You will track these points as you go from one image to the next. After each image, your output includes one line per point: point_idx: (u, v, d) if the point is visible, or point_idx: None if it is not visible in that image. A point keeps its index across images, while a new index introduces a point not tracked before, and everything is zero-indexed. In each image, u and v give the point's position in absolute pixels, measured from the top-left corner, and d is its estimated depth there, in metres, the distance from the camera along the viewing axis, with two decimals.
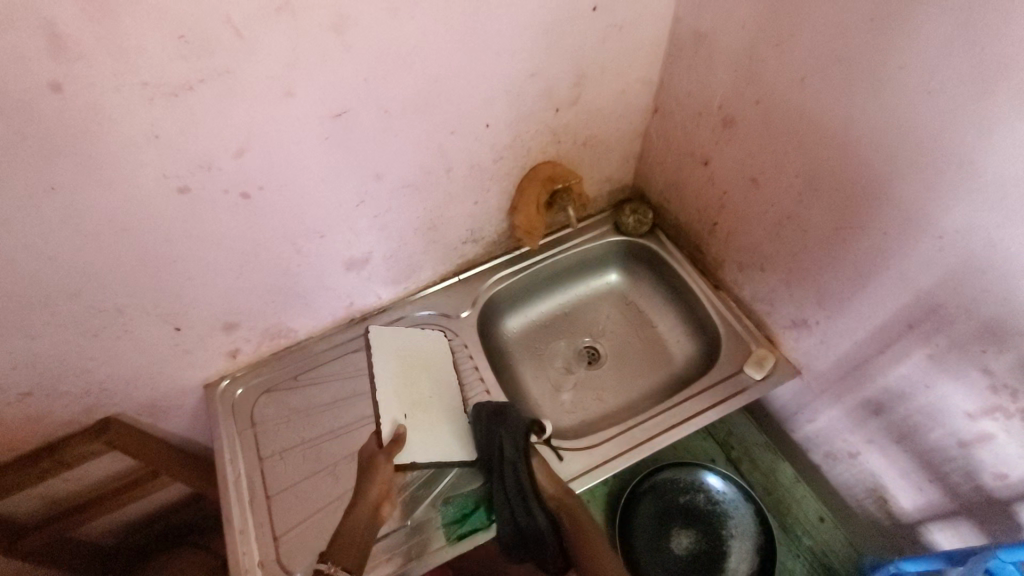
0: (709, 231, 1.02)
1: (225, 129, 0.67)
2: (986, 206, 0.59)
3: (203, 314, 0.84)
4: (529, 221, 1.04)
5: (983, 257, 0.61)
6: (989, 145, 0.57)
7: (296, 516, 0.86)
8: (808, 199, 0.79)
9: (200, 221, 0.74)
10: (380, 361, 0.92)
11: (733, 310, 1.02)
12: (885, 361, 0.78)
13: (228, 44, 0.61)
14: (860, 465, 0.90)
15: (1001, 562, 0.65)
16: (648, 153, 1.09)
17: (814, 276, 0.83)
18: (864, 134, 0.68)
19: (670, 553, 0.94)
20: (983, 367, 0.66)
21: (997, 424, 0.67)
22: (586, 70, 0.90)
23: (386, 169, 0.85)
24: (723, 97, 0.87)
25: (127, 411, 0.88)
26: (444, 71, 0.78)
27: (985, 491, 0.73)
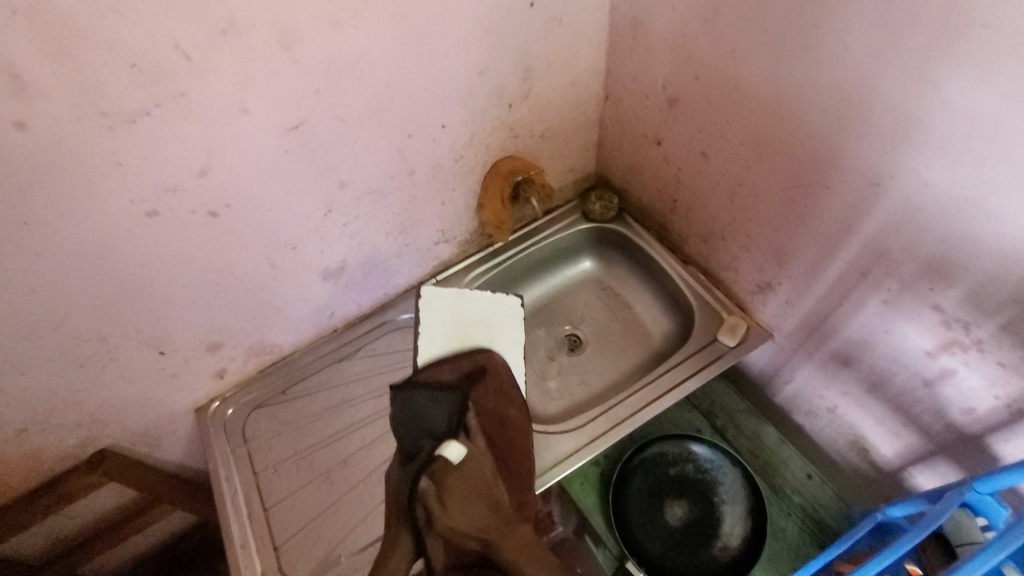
0: (671, 208, 1.03)
1: (186, 153, 0.68)
2: (917, 148, 0.59)
3: (187, 337, 0.87)
4: (497, 215, 1.06)
5: (919, 199, 0.62)
6: (916, 87, 0.56)
7: (295, 524, 0.91)
8: (754, 164, 0.79)
9: (173, 244, 0.75)
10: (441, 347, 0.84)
11: (702, 282, 1.03)
12: (844, 313, 0.78)
13: (181, 68, 0.62)
14: (839, 419, 0.91)
15: (979, 493, 0.65)
16: (606, 140, 1.10)
17: (771, 240, 0.83)
18: (795, 94, 0.68)
19: (666, 525, 0.94)
20: (934, 304, 0.67)
21: (957, 359, 0.68)
22: (532, 65, 0.90)
23: (351, 177, 0.85)
24: (666, 78, 0.86)
25: (121, 441, 0.93)
26: (395, 77, 0.78)
27: (956, 427, 0.73)
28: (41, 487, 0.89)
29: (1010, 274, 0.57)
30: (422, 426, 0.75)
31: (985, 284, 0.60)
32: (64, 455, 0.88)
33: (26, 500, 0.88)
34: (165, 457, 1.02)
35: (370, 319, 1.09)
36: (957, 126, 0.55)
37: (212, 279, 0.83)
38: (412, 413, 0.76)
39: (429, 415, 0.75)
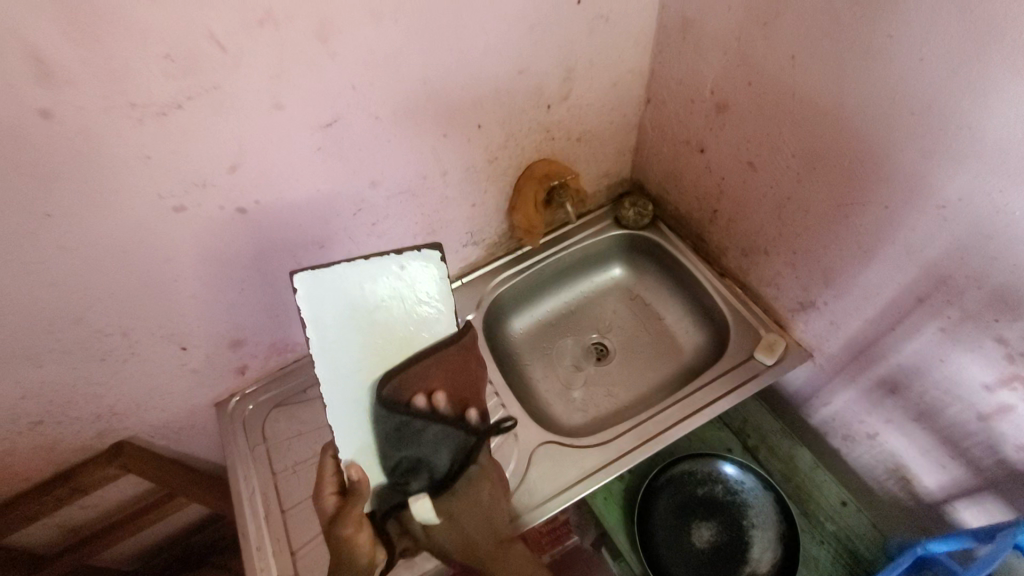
0: (710, 218, 0.99)
1: (217, 148, 0.66)
2: (989, 171, 0.55)
3: (208, 333, 0.86)
4: (529, 219, 1.02)
5: (989, 226, 0.58)
6: (996, 106, 0.52)
7: (312, 527, 0.89)
8: (807, 179, 0.75)
9: (199, 238, 0.73)
10: (327, 347, 0.65)
11: (740, 296, 1.00)
12: (896, 338, 0.74)
13: (214, 60, 0.59)
14: (879, 446, 0.87)
15: None
16: (644, 145, 1.06)
17: (818, 257, 0.80)
18: (857, 106, 0.64)
19: (691, 547, 0.91)
20: (997, 336, 0.62)
21: (1017, 395, 0.64)
22: (575, 65, 0.87)
23: (382, 176, 0.82)
24: (715, 83, 0.82)
25: (139, 434, 0.92)
26: (433, 75, 0.75)
27: (1009, 465, 0.69)
28: (54, 477, 0.88)
29: None
30: (411, 459, 0.72)
31: None
32: (81, 446, 0.87)
33: (41, 489, 0.87)
34: (182, 450, 1.01)
35: None
36: None
37: (236, 275, 0.81)
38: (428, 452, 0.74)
39: (438, 455, 0.75)
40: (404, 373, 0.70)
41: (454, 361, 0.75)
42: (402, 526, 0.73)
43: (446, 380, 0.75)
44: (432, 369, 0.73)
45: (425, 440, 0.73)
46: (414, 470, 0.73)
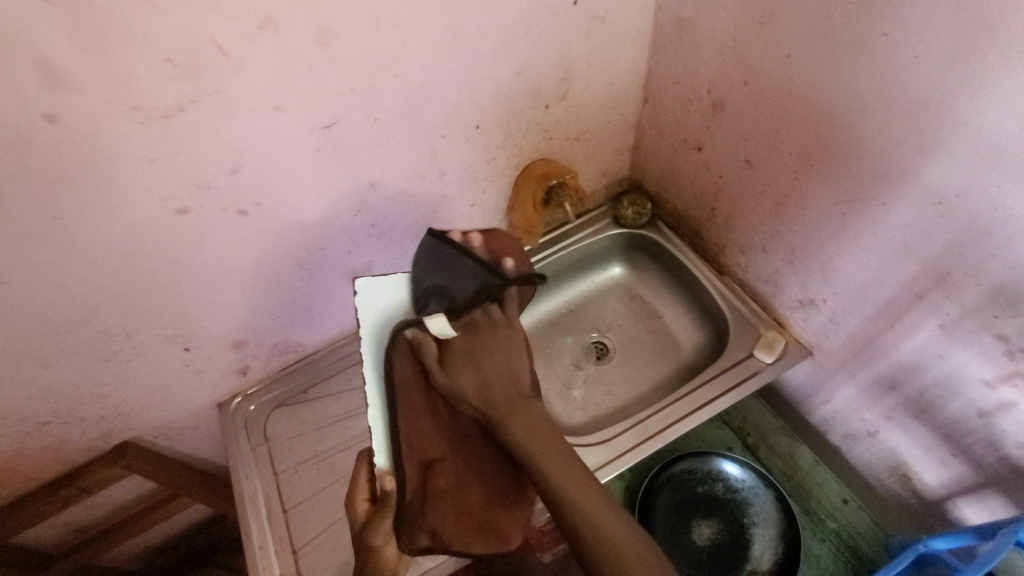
0: (708, 217, 0.99)
1: (218, 150, 0.67)
2: (986, 168, 0.55)
3: (211, 334, 0.86)
4: (528, 219, 1.03)
5: (987, 222, 0.58)
6: (991, 102, 0.52)
7: (315, 526, 0.90)
8: (805, 177, 0.75)
9: (201, 240, 0.74)
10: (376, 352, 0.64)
11: (739, 294, 1.00)
12: (895, 335, 0.74)
13: (215, 64, 0.60)
14: (880, 443, 0.86)
15: None
16: (642, 144, 1.06)
17: (817, 254, 0.80)
18: (853, 103, 0.64)
19: (692, 545, 0.91)
20: (997, 332, 0.62)
21: (1017, 391, 0.64)
22: (572, 65, 0.87)
23: (382, 177, 0.83)
24: (712, 81, 0.83)
25: (143, 434, 0.93)
26: (431, 77, 0.75)
27: (1011, 462, 0.69)
28: (60, 478, 0.89)
29: None
30: (440, 277, 0.69)
31: None
32: (86, 446, 0.88)
33: (47, 489, 0.88)
34: (186, 451, 1.02)
35: None
36: None
37: (238, 277, 0.81)
38: (454, 276, 0.70)
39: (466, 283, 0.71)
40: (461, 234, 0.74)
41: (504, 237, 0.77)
42: (417, 363, 0.66)
43: (504, 241, 0.77)
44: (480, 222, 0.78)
45: (456, 263, 0.70)
46: (439, 289, 0.69)
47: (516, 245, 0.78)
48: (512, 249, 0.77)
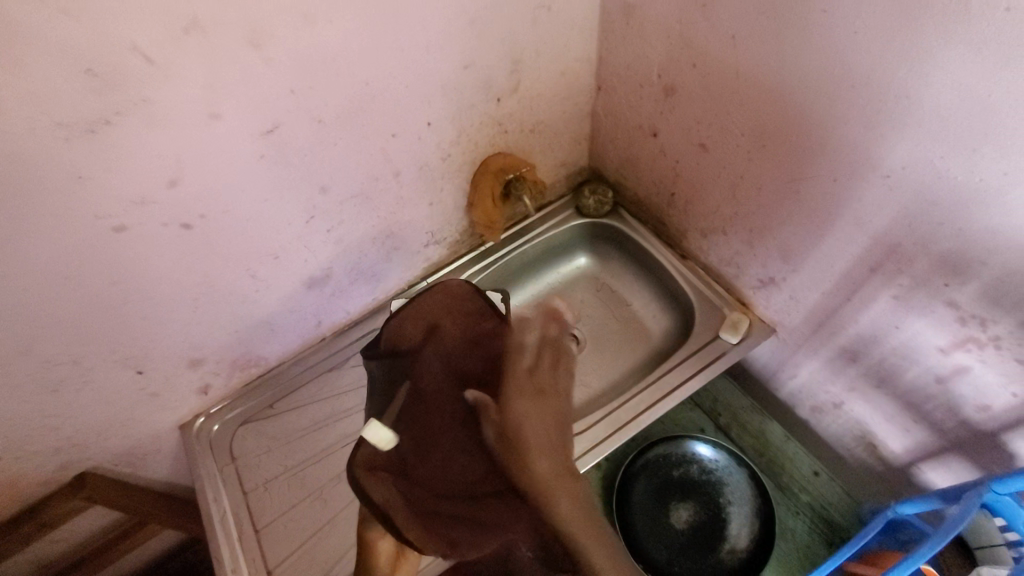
0: (668, 202, 0.99)
1: (153, 163, 0.63)
2: (929, 139, 0.56)
3: (165, 354, 0.83)
4: (488, 215, 1.01)
5: (933, 193, 0.58)
6: (927, 74, 0.53)
7: (290, 544, 0.87)
8: (757, 157, 0.75)
9: (145, 258, 0.70)
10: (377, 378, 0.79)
11: (703, 277, 1.01)
12: (852, 308, 0.75)
13: (142, 72, 0.57)
14: (845, 414, 0.88)
15: (997, 495, 0.60)
16: (599, 133, 1.06)
17: (774, 233, 0.80)
18: (799, 81, 0.65)
19: (671, 529, 0.92)
20: (948, 300, 0.63)
21: (971, 356, 0.65)
22: (521, 56, 0.86)
23: (333, 180, 0.80)
24: (662, 66, 0.82)
25: (103, 463, 0.89)
26: (375, 74, 0.73)
27: (970, 425, 0.70)
28: (16, 516, 0.85)
29: None
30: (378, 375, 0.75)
31: (1005, 279, 0.56)
32: (41, 481, 0.84)
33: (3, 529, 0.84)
34: (151, 476, 0.98)
35: (359, 326, 1.05)
36: (975, 117, 0.51)
37: (190, 293, 0.78)
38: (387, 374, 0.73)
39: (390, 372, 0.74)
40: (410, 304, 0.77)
41: (435, 298, 0.77)
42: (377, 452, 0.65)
43: (438, 313, 0.76)
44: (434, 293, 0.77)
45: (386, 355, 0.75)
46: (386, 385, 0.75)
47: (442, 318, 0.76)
48: (451, 313, 0.76)
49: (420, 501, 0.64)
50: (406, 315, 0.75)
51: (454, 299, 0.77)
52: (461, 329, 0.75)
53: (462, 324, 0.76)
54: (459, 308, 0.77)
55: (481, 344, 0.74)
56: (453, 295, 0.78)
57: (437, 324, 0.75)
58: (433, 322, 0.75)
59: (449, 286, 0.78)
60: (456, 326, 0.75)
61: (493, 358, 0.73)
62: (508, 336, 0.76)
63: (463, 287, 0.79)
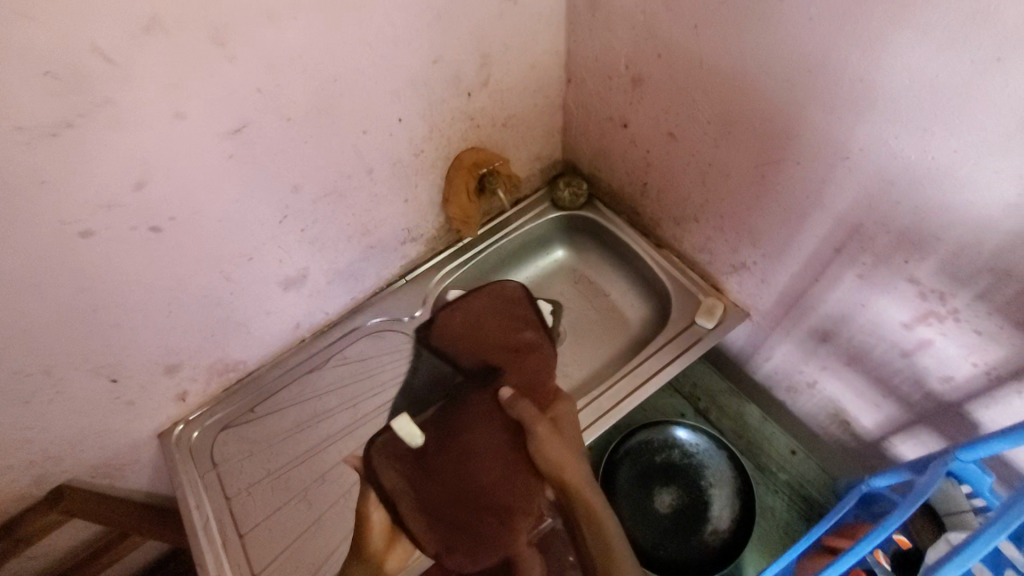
0: (641, 192, 1.01)
1: (118, 165, 0.62)
2: (883, 120, 0.57)
3: (139, 361, 0.81)
4: (464, 210, 1.02)
5: (889, 172, 0.60)
6: (879, 57, 0.54)
7: (275, 547, 0.87)
8: (723, 144, 0.77)
9: (114, 263, 0.69)
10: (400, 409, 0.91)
11: (678, 264, 1.02)
12: (820, 288, 0.77)
13: (102, 73, 0.56)
14: (819, 393, 0.90)
15: (962, 463, 0.61)
16: (571, 125, 1.07)
17: (743, 218, 0.82)
18: (759, 68, 0.66)
19: (655, 514, 0.94)
20: (909, 276, 0.65)
21: (933, 330, 0.66)
22: (490, 50, 0.86)
23: (304, 179, 0.80)
24: (629, 57, 0.83)
25: (80, 475, 0.87)
26: (343, 70, 0.73)
27: (935, 397, 0.72)
28: None
29: (985, 241, 0.56)
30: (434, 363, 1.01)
31: (960, 253, 0.58)
32: (15, 497, 0.82)
33: None
34: (130, 487, 0.97)
35: (339, 325, 1.05)
36: (925, 97, 0.53)
37: (162, 298, 0.77)
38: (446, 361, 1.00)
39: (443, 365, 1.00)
40: (462, 298, 1.07)
41: (483, 300, 1.06)
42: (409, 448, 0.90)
43: (487, 315, 1.05)
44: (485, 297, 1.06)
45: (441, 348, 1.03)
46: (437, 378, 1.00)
47: (491, 323, 1.03)
48: (495, 314, 1.05)
49: (427, 495, 0.86)
50: (456, 307, 1.05)
51: (504, 304, 1.06)
52: (501, 330, 1.03)
53: (502, 325, 1.04)
54: (507, 311, 1.06)
55: (518, 347, 1.01)
56: (502, 299, 1.07)
57: (482, 321, 1.04)
58: (478, 320, 1.04)
59: (500, 290, 1.08)
60: (497, 325, 1.03)
61: (524, 361, 0.99)
62: (543, 344, 1.03)
63: (519, 291, 1.08)
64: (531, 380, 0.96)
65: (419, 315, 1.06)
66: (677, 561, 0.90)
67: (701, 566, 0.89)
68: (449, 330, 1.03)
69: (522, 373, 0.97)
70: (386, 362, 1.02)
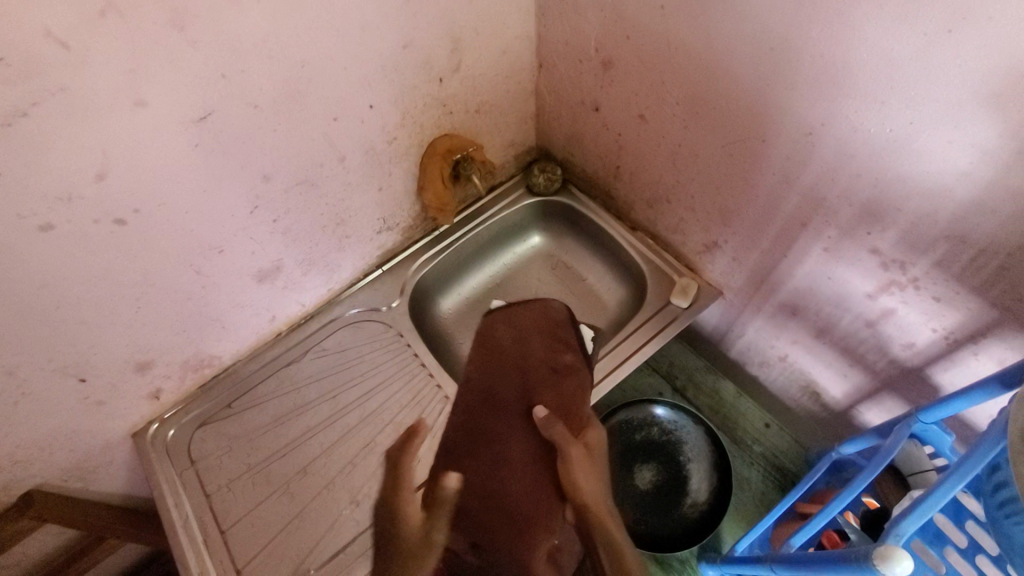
0: (614, 175, 1.02)
1: (78, 155, 0.60)
2: (844, 96, 0.59)
3: (109, 359, 0.79)
4: (439, 197, 1.01)
5: (851, 146, 0.62)
6: (838, 33, 0.56)
7: (256, 543, 0.86)
8: (692, 125, 0.78)
9: (77, 257, 0.67)
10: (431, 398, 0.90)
11: (652, 246, 1.04)
12: (789, 264, 0.80)
13: (56, 58, 0.54)
14: (790, 366, 0.93)
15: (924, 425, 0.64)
16: (543, 111, 1.07)
17: (713, 197, 0.84)
18: (725, 47, 0.67)
19: (636, 490, 0.96)
20: (871, 248, 0.67)
21: (895, 299, 0.69)
22: (460, 35, 0.86)
23: (275, 168, 0.79)
24: (598, 40, 0.84)
25: (51, 479, 0.85)
26: (310, 56, 0.71)
27: (899, 364, 0.76)
28: None
29: (941, 211, 0.58)
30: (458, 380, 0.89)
31: (918, 223, 0.61)
32: None
33: None
34: (105, 489, 0.95)
35: (317, 318, 1.04)
36: (881, 71, 0.55)
37: (130, 294, 0.75)
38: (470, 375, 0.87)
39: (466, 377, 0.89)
40: (504, 310, 0.94)
41: (528, 316, 0.92)
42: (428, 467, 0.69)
43: (526, 325, 0.91)
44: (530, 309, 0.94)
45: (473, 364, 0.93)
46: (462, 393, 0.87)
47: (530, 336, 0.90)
48: (538, 331, 0.91)
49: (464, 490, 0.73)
50: (499, 319, 0.93)
51: (546, 322, 0.92)
52: (545, 349, 0.88)
53: (548, 347, 0.88)
54: (549, 330, 0.91)
55: (559, 372, 0.85)
56: (545, 318, 0.93)
57: (527, 339, 0.88)
58: (523, 334, 0.90)
59: (545, 308, 0.94)
60: (542, 348, 0.88)
61: (561, 385, 0.83)
62: (581, 371, 0.86)
63: (562, 314, 0.94)
64: (565, 403, 0.80)
65: (397, 304, 1.06)
66: (658, 534, 0.93)
67: (682, 538, 0.92)
68: (486, 337, 0.91)
69: (557, 401, 0.81)
70: (365, 352, 1.02)
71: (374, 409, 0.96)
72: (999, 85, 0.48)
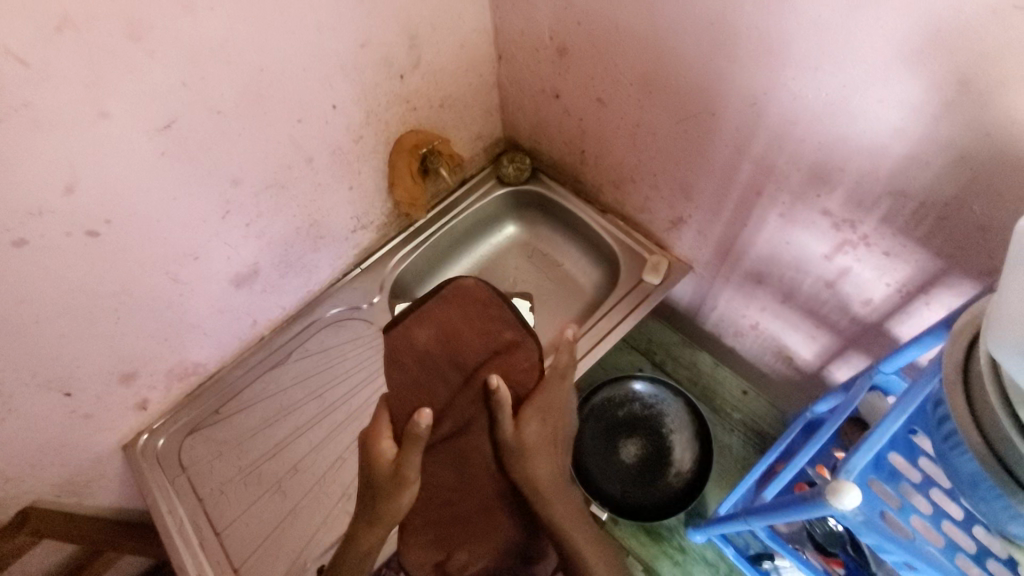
0: (580, 160, 1.04)
1: (45, 168, 0.61)
2: (782, 63, 0.61)
3: (93, 373, 0.80)
4: (410, 193, 1.04)
5: (793, 111, 0.64)
6: (770, 4, 0.58)
7: (252, 541, 0.87)
8: (647, 104, 0.81)
9: (51, 271, 0.68)
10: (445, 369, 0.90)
11: (623, 227, 1.07)
12: (750, 231, 0.82)
13: (13, 74, 0.55)
14: (761, 332, 0.96)
15: (884, 374, 0.67)
16: (507, 102, 1.09)
17: (675, 173, 0.86)
18: (669, 25, 0.69)
19: (622, 464, 0.99)
20: (822, 209, 0.70)
21: (849, 257, 0.72)
22: (417, 32, 0.88)
23: (243, 173, 0.80)
24: (552, 28, 0.86)
25: (44, 496, 0.86)
26: (269, 60, 0.73)
27: (859, 320, 0.78)
28: None
29: (880, 167, 0.61)
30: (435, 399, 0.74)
31: (862, 180, 0.63)
32: None
33: None
34: (100, 504, 0.95)
35: (299, 320, 1.05)
36: (813, 36, 0.57)
37: (108, 305, 0.76)
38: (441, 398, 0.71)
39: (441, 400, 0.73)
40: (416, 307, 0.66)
41: (444, 307, 0.66)
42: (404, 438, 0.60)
43: (452, 315, 0.65)
44: (446, 299, 0.66)
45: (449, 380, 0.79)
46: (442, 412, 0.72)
47: (457, 329, 0.65)
48: (468, 322, 0.66)
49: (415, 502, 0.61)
50: (411, 321, 0.65)
51: (470, 308, 0.66)
52: (479, 341, 0.65)
53: (480, 335, 0.65)
54: (476, 314, 0.66)
55: (500, 353, 0.65)
56: (467, 302, 0.66)
57: (454, 335, 0.65)
58: (449, 331, 0.65)
59: (461, 288, 0.66)
60: (474, 338, 0.65)
61: (510, 364, 0.65)
62: (527, 344, 0.66)
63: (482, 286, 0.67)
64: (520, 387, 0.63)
65: (377, 301, 1.08)
66: (645, 505, 0.96)
67: (668, 506, 0.95)
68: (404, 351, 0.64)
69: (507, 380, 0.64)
70: (347, 350, 1.03)
71: (361, 404, 0.98)
72: (919, 42, 0.50)
